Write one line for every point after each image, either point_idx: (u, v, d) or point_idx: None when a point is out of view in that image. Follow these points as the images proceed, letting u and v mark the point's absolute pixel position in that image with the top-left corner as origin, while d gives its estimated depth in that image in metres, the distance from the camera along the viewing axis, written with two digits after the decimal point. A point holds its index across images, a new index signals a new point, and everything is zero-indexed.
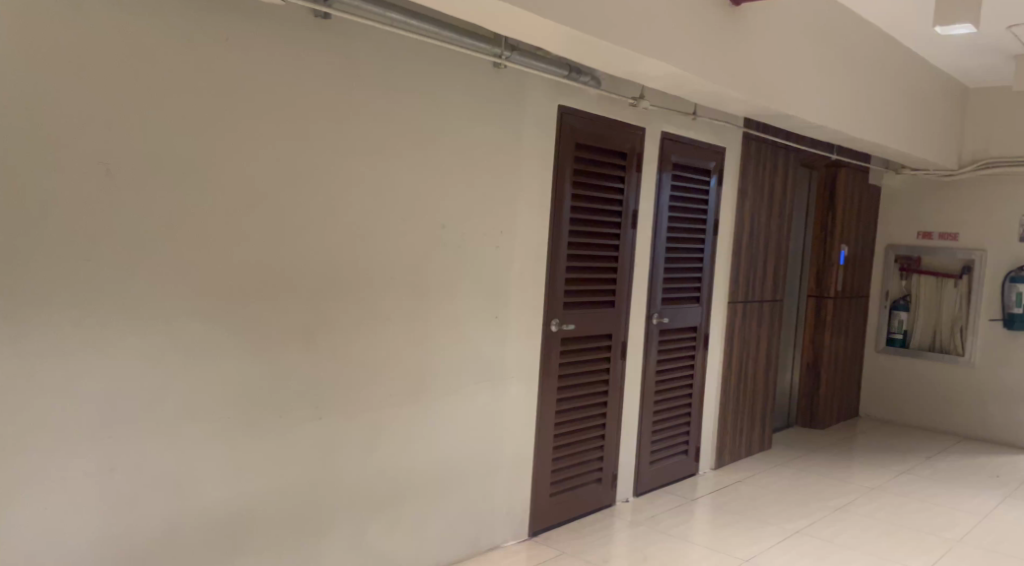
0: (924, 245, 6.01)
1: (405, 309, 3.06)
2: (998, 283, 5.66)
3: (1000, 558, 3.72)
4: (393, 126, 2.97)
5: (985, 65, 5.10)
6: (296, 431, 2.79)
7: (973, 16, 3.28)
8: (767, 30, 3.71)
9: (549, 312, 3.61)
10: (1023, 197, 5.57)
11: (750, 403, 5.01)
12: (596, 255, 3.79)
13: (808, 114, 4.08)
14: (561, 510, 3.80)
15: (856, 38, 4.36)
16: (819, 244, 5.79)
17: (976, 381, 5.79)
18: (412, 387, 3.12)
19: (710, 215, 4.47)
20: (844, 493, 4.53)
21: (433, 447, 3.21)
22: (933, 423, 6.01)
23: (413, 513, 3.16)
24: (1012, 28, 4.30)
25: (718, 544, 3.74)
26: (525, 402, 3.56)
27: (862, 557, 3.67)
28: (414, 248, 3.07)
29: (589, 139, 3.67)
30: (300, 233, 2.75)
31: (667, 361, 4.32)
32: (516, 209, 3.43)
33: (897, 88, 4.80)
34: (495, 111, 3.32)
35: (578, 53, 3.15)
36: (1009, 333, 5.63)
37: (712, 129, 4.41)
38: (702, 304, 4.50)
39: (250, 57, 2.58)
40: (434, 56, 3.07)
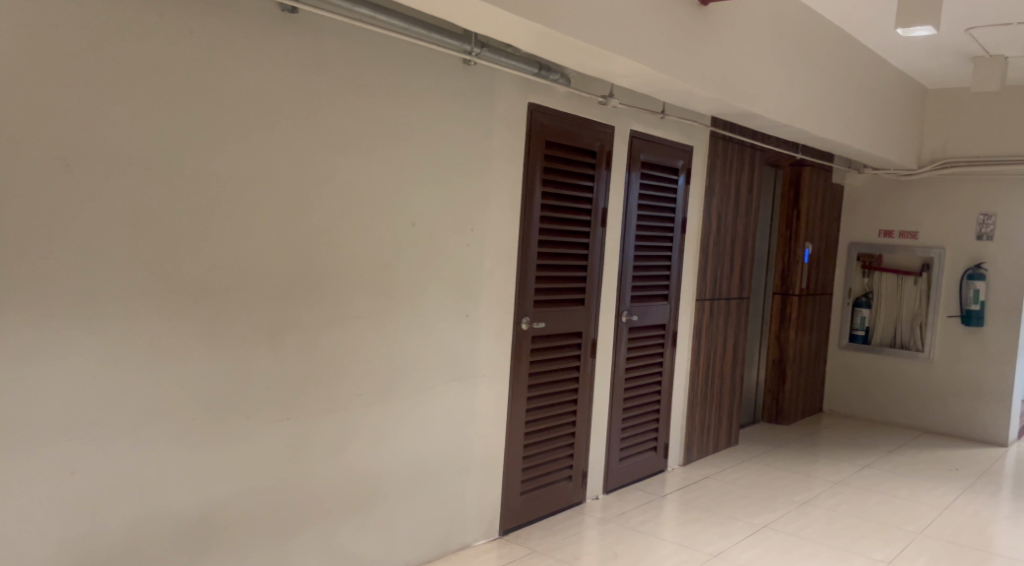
0: (885, 244, 6.13)
1: (376, 308, 3.03)
2: (956, 280, 5.81)
3: (959, 550, 3.81)
4: (363, 122, 2.93)
5: (943, 67, 5.21)
6: (266, 432, 2.75)
7: (933, 19, 3.34)
8: (735, 30, 3.75)
9: (520, 310, 3.60)
10: (980, 196, 5.72)
11: (717, 399, 5.06)
12: (567, 253, 3.80)
13: (774, 114, 4.14)
14: (531, 509, 3.80)
15: (821, 40, 4.42)
16: (784, 242, 5.87)
17: (935, 376, 5.92)
18: (383, 386, 3.09)
19: (678, 213, 4.50)
20: (809, 487, 4.60)
21: (404, 448, 3.18)
22: (894, 417, 6.14)
23: (384, 514, 3.13)
24: (970, 31, 4.40)
25: (687, 540, 3.78)
26: (497, 400, 3.55)
27: (827, 550, 3.73)
28: (386, 245, 3.04)
29: (559, 137, 3.67)
30: (269, 230, 2.70)
31: (636, 359, 4.34)
32: (487, 207, 3.42)
33: (860, 89, 4.89)
34: (466, 109, 3.30)
35: (549, 51, 3.14)
36: (966, 329, 5.78)
37: (680, 128, 4.44)
38: (671, 302, 4.54)
39: (217, 50, 2.53)
40: (404, 52, 3.04)
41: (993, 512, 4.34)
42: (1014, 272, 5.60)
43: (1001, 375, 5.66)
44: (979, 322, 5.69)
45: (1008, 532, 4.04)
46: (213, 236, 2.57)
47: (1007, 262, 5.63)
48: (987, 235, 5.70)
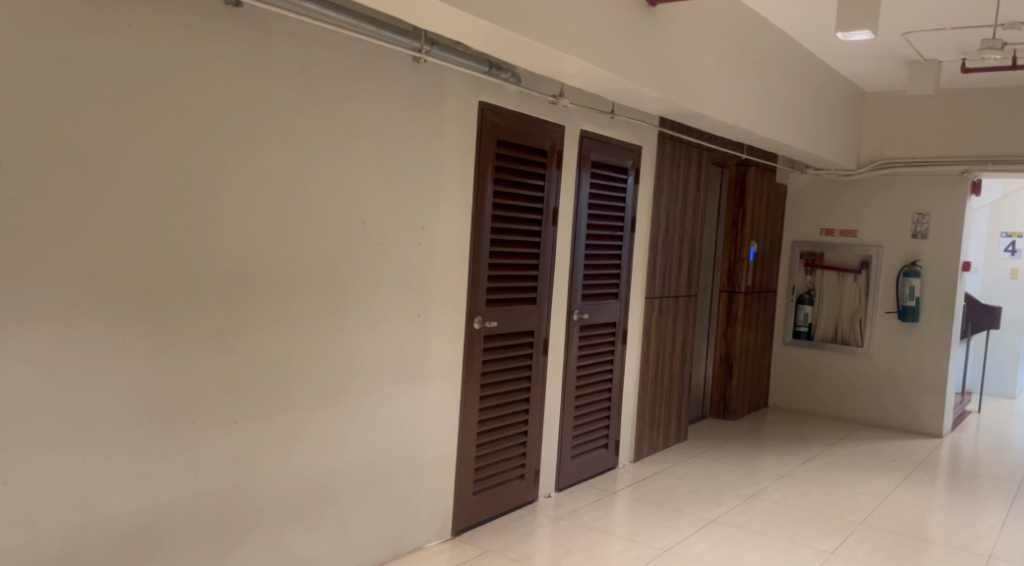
0: (827, 242, 6.30)
1: (325, 308, 2.98)
2: (893, 277, 6.01)
3: (898, 539, 3.93)
4: (312, 119, 2.88)
5: (882, 70, 5.37)
6: (212, 437, 2.68)
7: (871, 23, 3.44)
8: (682, 31, 3.79)
9: (472, 310, 3.59)
10: (915, 195, 5.91)
11: (666, 396, 5.13)
12: (518, 252, 3.80)
13: (720, 114, 4.21)
14: (484, 508, 3.79)
15: (765, 42, 4.52)
16: (729, 241, 5.98)
17: (874, 370, 6.11)
18: (332, 388, 3.04)
19: (628, 212, 4.54)
20: (756, 480, 4.70)
21: (354, 450, 3.14)
22: (836, 411, 6.31)
23: (334, 517, 3.09)
24: (906, 36, 4.54)
25: (638, 536, 3.82)
26: (448, 401, 3.53)
27: (773, 543, 3.81)
28: (334, 246, 2.99)
29: (510, 136, 3.67)
30: (214, 229, 2.63)
31: (587, 357, 4.37)
32: (438, 206, 3.39)
33: (802, 91, 5.01)
34: (416, 107, 3.26)
35: (500, 50, 3.14)
36: (902, 324, 5.97)
37: (629, 128, 4.49)
38: (621, 299, 4.58)
39: (157, 44, 2.45)
40: (352, 49, 2.99)
41: (930, 501, 4.49)
42: (947, 269, 5.81)
43: (935, 369, 5.86)
44: (915, 318, 5.88)
45: (944, 521, 4.20)
46: (155, 235, 2.48)
47: (941, 260, 5.84)
48: (921, 233, 5.90)
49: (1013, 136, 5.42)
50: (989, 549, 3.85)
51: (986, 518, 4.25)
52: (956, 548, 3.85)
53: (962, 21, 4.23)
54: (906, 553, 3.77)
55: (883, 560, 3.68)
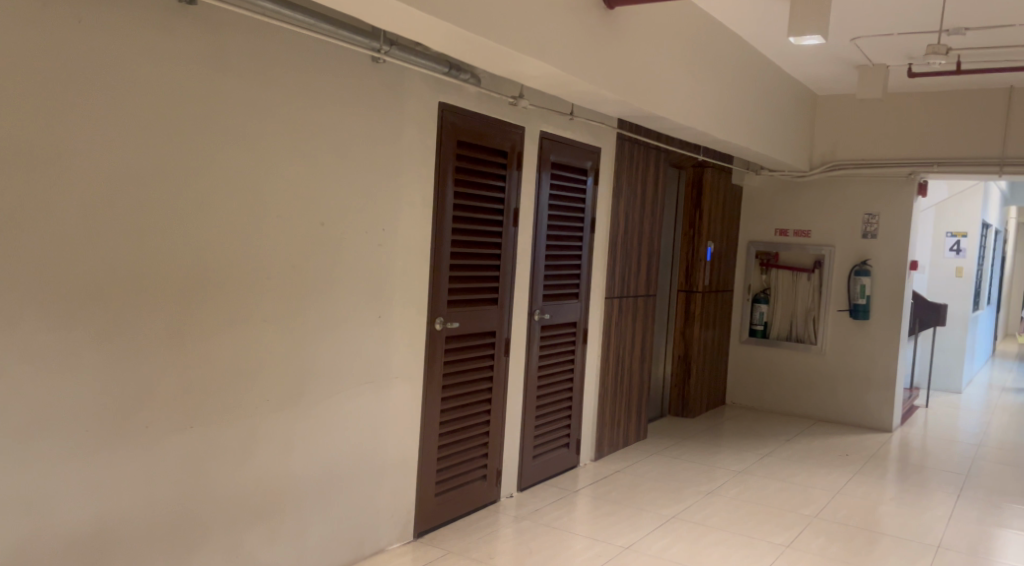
0: (781, 242, 6.43)
1: (283, 310, 2.95)
2: (845, 276, 6.16)
3: (851, 531, 4.03)
4: (269, 119, 2.84)
5: (833, 74, 5.51)
6: (168, 442, 2.63)
7: (822, 28, 3.52)
8: (639, 34, 3.84)
9: (434, 311, 3.58)
10: (865, 196, 6.06)
11: (626, 394, 5.18)
12: (479, 253, 3.80)
13: (678, 116, 4.27)
14: (446, 509, 3.79)
15: (721, 45, 4.60)
16: (687, 241, 6.06)
17: (827, 367, 6.26)
18: (291, 391, 3.00)
19: (587, 212, 4.58)
20: (714, 477, 4.78)
21: (316, 454, 3.12)
22: (791, 407, 6.45)
23: (295, 522, 3.05)
24: (855, 41, 4.66)
25: (599, 533, 3.85)
26: (410, 402, 3.52)
27: (731, 537, 3.88)
28: (293, 247, 2.96)
29: (470, 137, 3.67)
30: (169, 231, 2.58)
31: (548, 357, 4.39)
32: (398, 206, 3.37)
33: (757, 94, 5.11)
34: (375, 107, 3.24)
35: (459, 51, 3.13)
36: (854, 322, 6.13)
37: (588, 129, 4.52)
38: (581, 299, 4.61)
39: (109, 41, 2.39)
40: (310, 48, 2.96)
41: (881, 494, 4.62)
42: (896, 268, 5.98)
43: (885, 365, 6.02)
44: (865, 315, 6.05)
45: (894, 513, 4.31)
46: (107, 237, 2.42)
47: (890, 259, 6.00)
48: (871, 233, 6.06)
49: (956, 139, 5.61)
50: (937, 540, 3.97)
51: (934, 509, 4.38)
52: (906, 539, 3.96)
53: (908, 27, 4.36)
54: (859, 545, 3.87)
55: (838, 552, 3.77)
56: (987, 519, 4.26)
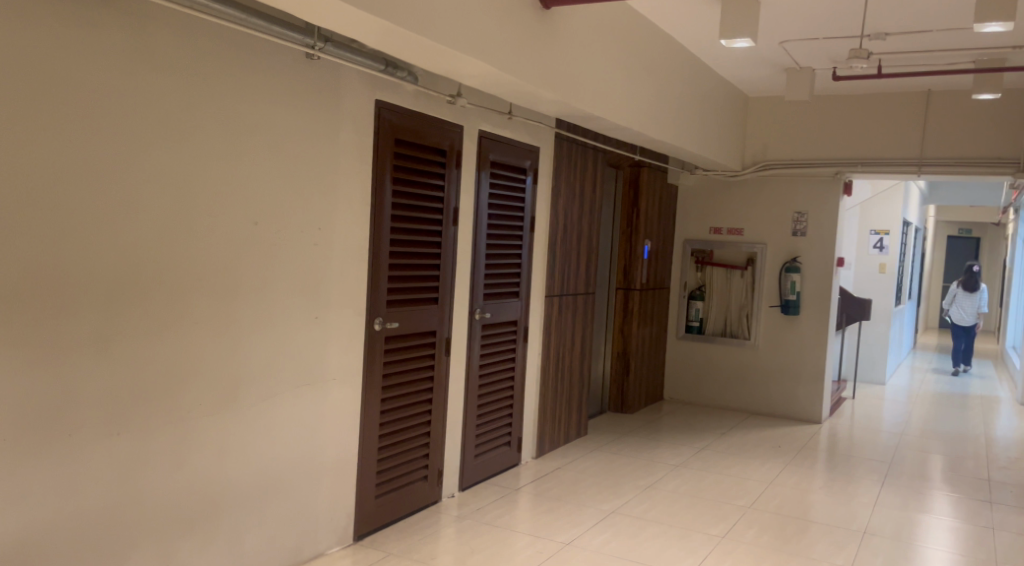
0: (715, 240, 6.57)
1: (217, 311, 2.87)
2: (776, 273, 6.34)
3: (782, 520, 4.15)
4: (199, 115, 2.76)
5: (762, 76, 5.66)
6: (92, 449, 2.53)
7: (751, 31, 3.62)
8: (575, 34, 3.87)
9: (373, 312, 3.55)
10: (795, 195, 6.25)
11: (567, 392, 5.22)
12: (419, 253, 3.78)
13: (613, 115, 4.32)
14: (387, 511, 3.75)
15: (655, 46, 4.67)
16: (625, 239, 6.13)
17: (759, 362, 6.43)
18: (224, 394, 2.92)
19: (527, 211, 4.60)
20: (653, 471, 4.87)
21: (252, 458, 3.05)
22: (725, 401, 6.60)
23: (230, 528, 2.98)
24: (783, 44, 4.79)
25: (541, 530, 3.87)
26: (348, 403, 3.47)
27: (669, 530, 3.94)
28: (226, 247, 2.88)
29: (408, 135, 3.64)
30: (92, 230, 2.48)
31: (489, 357, 4.39)
32: (334, 205, 3.32)
33: (690, 95, 5.21)
34: (310, 104, 3.19)
35: (395, 47, 3.10)
36: (784, 317, 6.31)
37: (527, 129, 4.54)
38: (521, 298, 4.63)
39: (25, 31, 2.28)
40: (241, 43, 2.88)
41: (812, 483, 4.77)
42: (823, 265, 6.18)
43: (815, 359, 6.22)
44: (796, 311, 6.23)
45: (824, 501, 4.46)
46: (23, 237, 2.32)
47: (818, 256, 6.20)
48: (800, 232, 6.25)
49: (879, 140, 5.82)
50: (864, 526, 4.11)
51: (861, 497, 4.55)
52: (834, 526, 4.10)
53: (832, 31, 4.51)
54: (790, 533, 3.98)
55: (771, 541, 3.87)
56: (910, 505, 4.44)
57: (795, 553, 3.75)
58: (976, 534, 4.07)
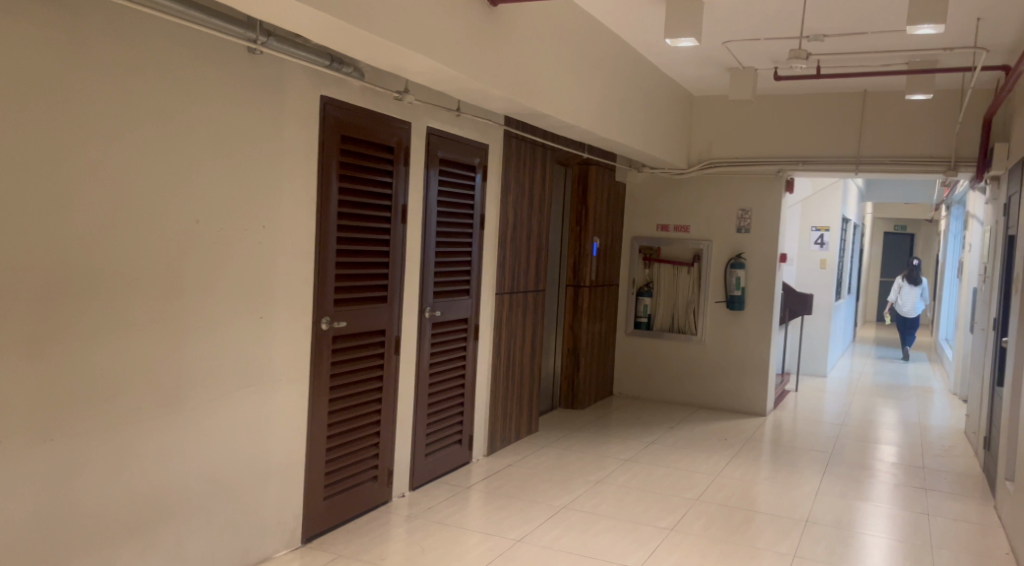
0: (662, 237, 6.65)
1: (156, 311, 2.79)
2: (721, 269, 6.45)
3: (729, 511, 4.23)
4: (136, 110, 2.68)
5: (706, 76, 5.75)
6: (25, 455, 2.44)
7: (695, 30, 3.67)
8: (522, 31, 3.88)
9: (320, 311, 3.50)
10: (740, 192, 6.37)
11: (518, 389, 5.23)
12: (367, 251, 3.75)
13: (561, 113, 4.34)
14: (336, 512, 3.71)
15: (602, 44, 4.70)
16: (574, 236, 6.17)
17: (705, 356, 6.54)
18: (166, 396, 2.84)
19: (477, 209, 4.59)
20: (603, 466, 4.91)
21: (195, 461, 2.98)
22: (673, 396, 6.69)
23: (173, 534, 2.90)
24: (726, 44, 4.87)
25: (492, 528, 3.87)
26: (296, 404, 3.42)
27: (619, 524, 3.99)
28: (166, 246, 2.80)
29: (355, 131, 3.59)
30: (22, 229, 2.39)
31: (440, 355, 4.37)
32: (279, 203, 3.26)
33: (636, 93, 5.27)
34: (254, 100, 3.12)
35: (340, 42, 3.05)
36: (730, 312, 6.43)
37: (475, 126, 4.53)
38: (472, 296, 4.62)
39: None
40: (181, 37, 2.81)
41: (756, 474, 4.88)
42: (766, 261, 6.31)
43: (759, 353, 6.35)
44: (741, 306, 6.36)
45: (769, 491, 4.57)
46: None
47: (761, 252, 6.33)
48: (745, 228, 6.37)
49: (820, 139, 5.97)
50: (806, 515, 4.22)
51: (804, 486, 4.66)
52: (779, 516, 4.19)
53: (773, 32, 4.60)
54: (736, 523, 4.07)
55: (717, 532, 3.94)
56: (850, 493, 4.57)
57: (741, 543, 3.82)
58: (913, 520, 4.21)
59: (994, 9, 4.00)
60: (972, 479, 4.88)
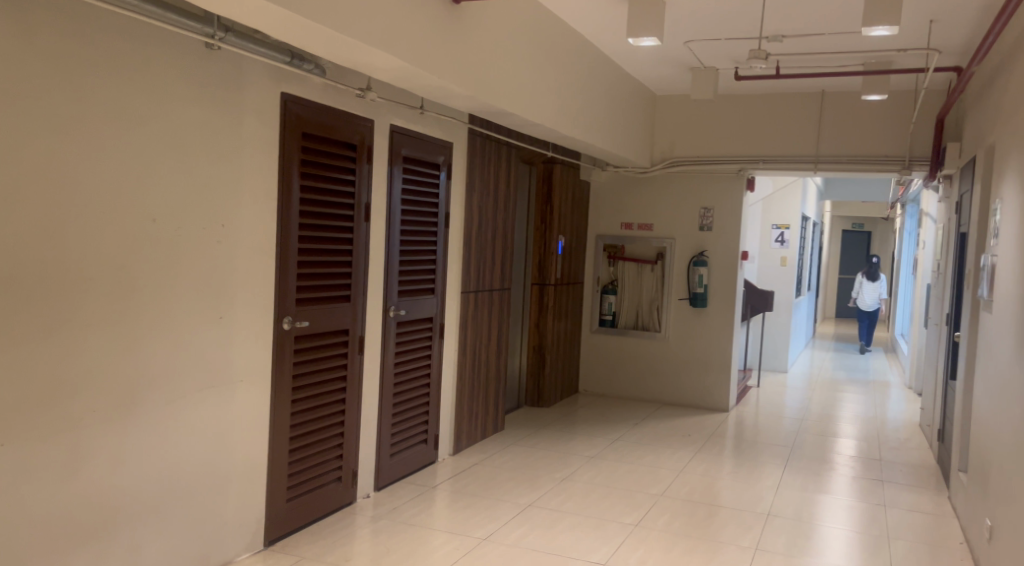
0: (626, 235, 6.69)
1: (109, 312, 2.73)
2: (684, 267, 6.52)
3: (693, 506, 4.27)
4: (88, 106, 2.62)
5: (668, 75, 5.81)
6: None
7: (656, 29, 3.70)
8: (484, 29, 3.87)
9: (282, 311, 3.45)
10: (702, 191, 6.44)
11: (483, 388, 5.23)
12: (330, 249, 3.71)
13: (525, 111, 4.34)
14: (299, 514, 3.67)
15: (564, 43, 4.72)
16: (539, 235, 6.18)
17: (669, 353, 6.60)
18: (120, 399, 2.78)
19: (441, 207, 4.58)
20: (569, 463, 4.93)
21: (152, 464, 2.92)
22: (638, 393, 6.74)
23: (130, 538, 2.85)
24: (688, 44, 4.92)
25: (458, 527, 3.87)
26: (257, 405, 3.37)
27: (584, 521, 4.00)
28: (122, 244, 2.75)
29: (316, 129, 3.56)
30: None
31: (404, 354, 4.35)
32: (239, 201, 3.21)
33: (599, 92, 5.29)
34: (212, 97, 3.07)
35: (299, 38, 3.02)
36: (693, 310, 6.50)
37: (439, 124, 4.51)
38: (437, 295, 4.61)
39: None
40: (135, 32, 2.76)
41: (719, 469, 4.93)
42: (728, 259, 6.39)
43: (722, 349, 6.43)
44: (704, 303, 6.43)
45: (732, 485, 4.63)
46: None
47: (723, 249, 6.41)
48: (707, 226, 6.44)
49: (780, 139, 6.05)
50: (768, 508, 4.28)
51: (765, 480, 4.73)
52: (741, 510, 4.24)
53: (733, 32, 4.65)
54: (700, 518, 4.11)
55: (681, 527, 3.98)
56: (810, 486, 4.65)
57: (704, 537, 3.86)
58: (871, 512, 4.30)
59: (946, 11, 4.09)
60: (927, 471, 4.99)
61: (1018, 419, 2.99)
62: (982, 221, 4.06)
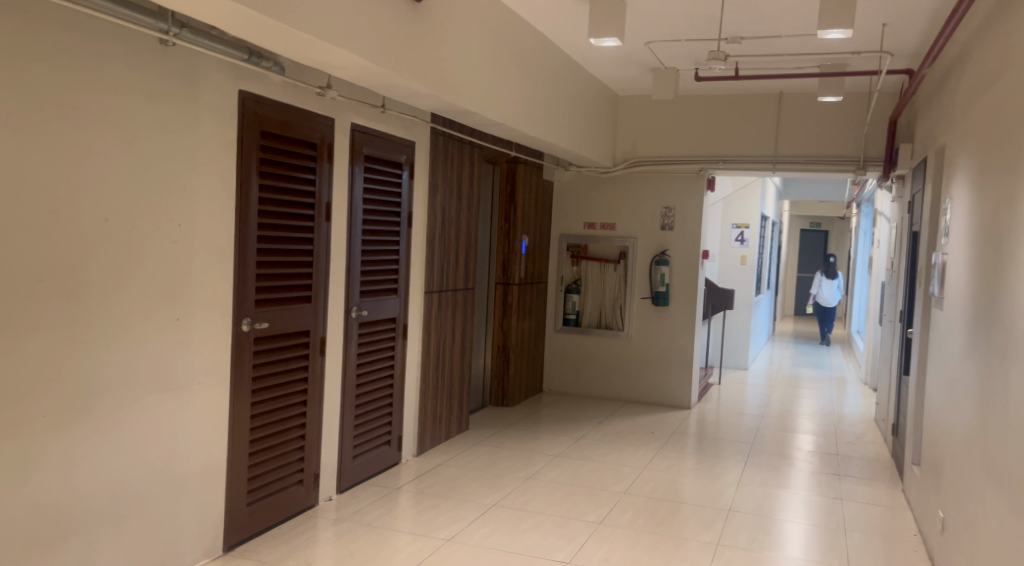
0: (589, 234, 6.73)
1: (60, 313, 2.66)
2: (646, 266, 6.57)
3: (655, 503, 4.31)
4: (37, 102, 2.56)
5: (629, 75, 5.85)
6: None
7: (618, 30, 3.72)
8: (446, 28, 3.86)
9: (241, 311, 3.41)
10: (664, 190, 6.49)
11: (447, 388, 5.21)
12: (290, 249, 3.67)
13: (487, 110, 4.34)
14: (260, 518, 3.62)
15: (526, 43, 4.72)
16: (503, 234, 6.18)
17: (632, 352, 6.65)
18: (72, 402, 2.72)
19: (403, 207, 4.56)
20: (533, 462, 4.94)
21: (107, 468, 2.86)
22: (602, 391, 6.77)
23: (84, 543, 2.79)
24: (649, 44, 4.95)
25: (422, 528, 3.85)
26: (216, 407, 3.32)
27: (548, 520, 4.01)
28: (73, 244, 2.69)
29: (276, 128, 3.52)
30: None
31: (367, 355, 4.32)
32: (197, 200, 3.16)
33: (561, 91, 5.31)
34: (168, 93, 3.02)
35: (257, 35, 2.98)
36: (655, 308, 6.55)
37: (401, 123, 4.49)
38: (399, 295, 4.59)
39: None
40: (87, 27, 2.70)
41: (682, 465, 4.99)
42: (689, 258, 6.46)
43: (684, 347, 6.49)
44: (665, 302, 6.49)
45: (695, 481, 4.68)
46: None
47: (684, 248, 6.47)
48: (668, 225, 6.50)
49: (740, 139, 6.13)
50: (729, 504, 4.33)
51: (726, 476, 4.79)
52: (703, 506, 4.29)
53: (693, 33, 4.69)
54: (663, 515, 4.14)
55: (644, 524, 4.01)
56: (770, 481, 4.72)
57: (667, 534, 3.90)
58: (828, 505, 4.37)
59: (898, 15, 4.18)
60: (882, 464, 5.10)
61: (969, 412, 3.06)
62: (934, 219, 4.16)
